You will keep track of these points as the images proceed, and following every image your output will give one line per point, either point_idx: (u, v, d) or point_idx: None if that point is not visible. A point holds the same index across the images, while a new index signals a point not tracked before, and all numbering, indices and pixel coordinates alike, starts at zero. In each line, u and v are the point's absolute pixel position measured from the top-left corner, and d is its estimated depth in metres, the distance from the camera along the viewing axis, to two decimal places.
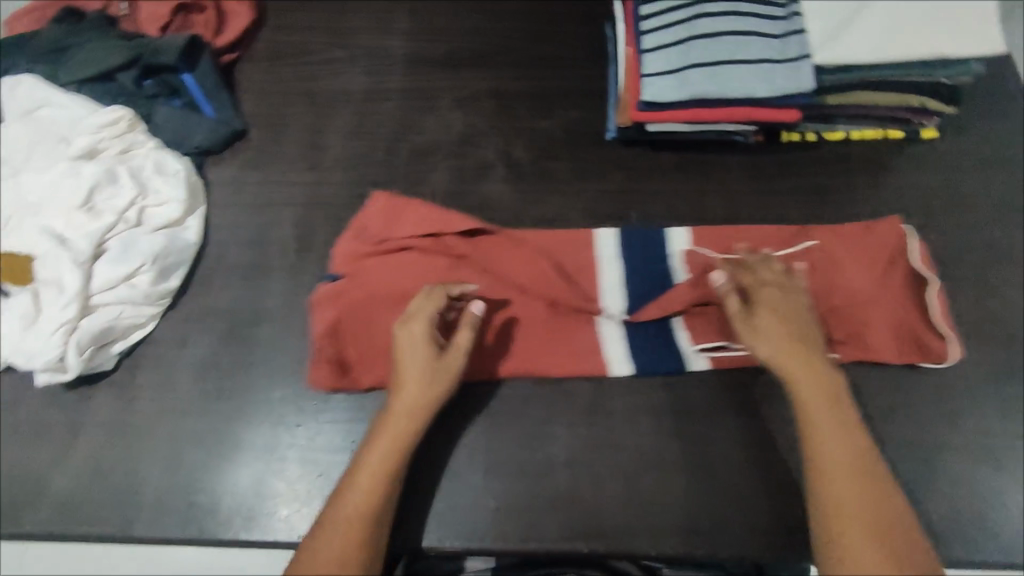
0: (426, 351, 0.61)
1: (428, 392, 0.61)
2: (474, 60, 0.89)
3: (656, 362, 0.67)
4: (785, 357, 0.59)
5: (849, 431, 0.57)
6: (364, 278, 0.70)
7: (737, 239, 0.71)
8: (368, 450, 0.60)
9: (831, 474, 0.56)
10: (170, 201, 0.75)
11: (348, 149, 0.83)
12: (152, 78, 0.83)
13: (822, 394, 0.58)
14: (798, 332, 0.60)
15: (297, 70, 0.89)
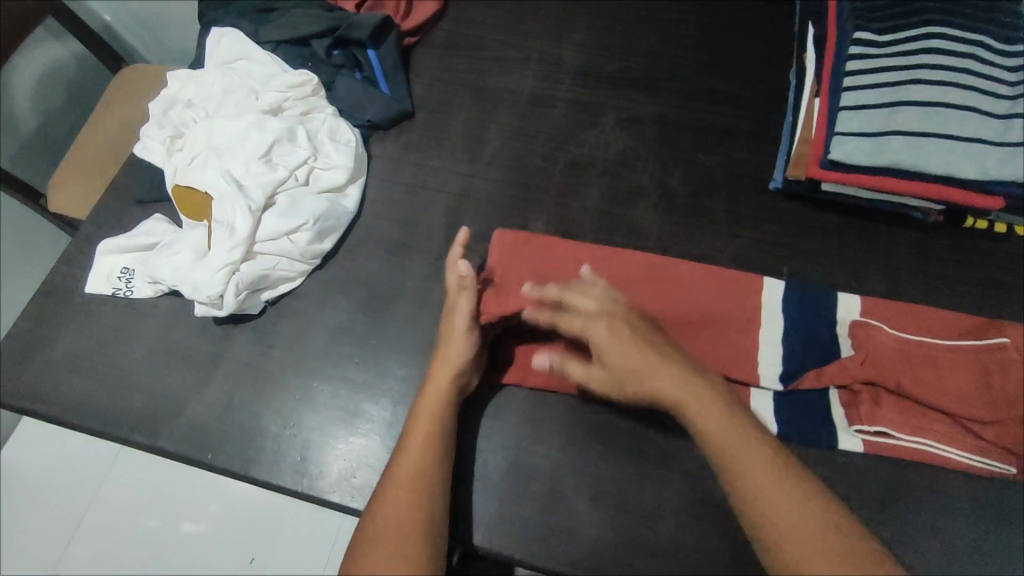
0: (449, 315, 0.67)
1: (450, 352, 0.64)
2: (645, 82, 0.88)
3: (799, 428, 0.65)
4: (653, 377, 0.57)
5: (752, 438, 0.53)
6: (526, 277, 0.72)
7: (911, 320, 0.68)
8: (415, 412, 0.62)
9: (755, 490, 0.51)
10: (337, 167, 0.79)
11: (506, 148, 0.84)
12: (341, 50, 0.88)
13: (709, 404, 0.55)
14: (650, 350, 0.58)
15: (470, 63, 0.91)
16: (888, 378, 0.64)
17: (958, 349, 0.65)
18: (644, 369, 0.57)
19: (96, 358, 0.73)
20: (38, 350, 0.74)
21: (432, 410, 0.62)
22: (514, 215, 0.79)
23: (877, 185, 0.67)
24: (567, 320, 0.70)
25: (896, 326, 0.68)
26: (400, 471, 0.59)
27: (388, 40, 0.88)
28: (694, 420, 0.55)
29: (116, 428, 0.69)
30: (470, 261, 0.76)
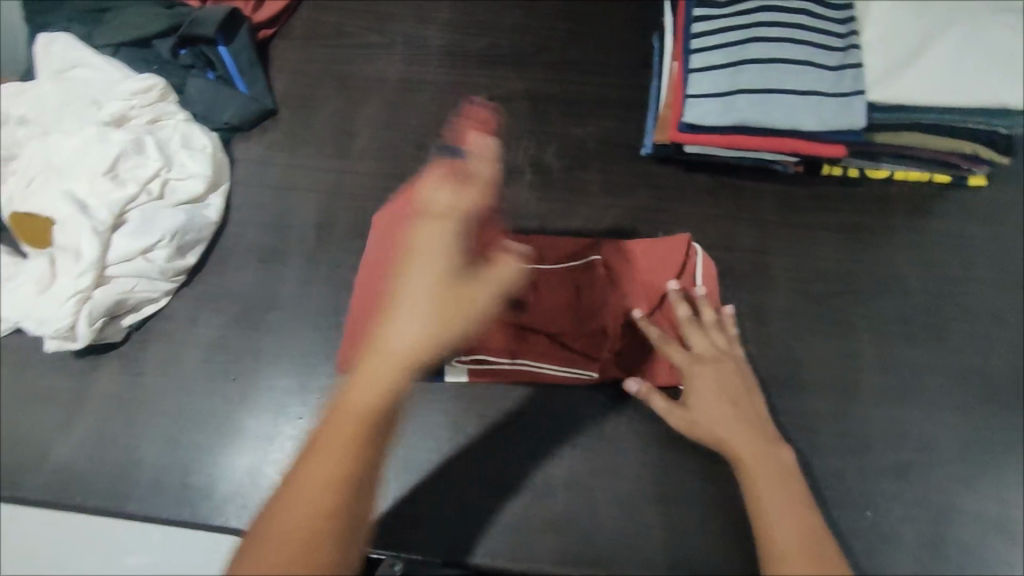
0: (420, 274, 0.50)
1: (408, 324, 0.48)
2: (512, 58, 0.87)
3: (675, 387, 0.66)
4: (724, 423, 0.56)
5: (805, 505, 0.49)
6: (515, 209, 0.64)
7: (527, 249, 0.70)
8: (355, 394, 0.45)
9: (776, 524, 0.48)
10: (195, 176, 0.75)
11: (375, 139, 0.81)
12: (188, 48, 0.82)
13: (772, 466, 0.52)
14: (732, 401, 0.58)
15: (332, 52, 0.87)
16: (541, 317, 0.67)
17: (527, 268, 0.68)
18: (719, 414, 0.57)
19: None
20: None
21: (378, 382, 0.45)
22: (388, 208, 0.77)
23: (729, 144, 0.68)
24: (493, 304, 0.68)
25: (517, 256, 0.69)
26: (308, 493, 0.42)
27: (240, 35, 0.83)
28: (751, 474, 0.52)
29: None
30: (345, 261, 0.74)
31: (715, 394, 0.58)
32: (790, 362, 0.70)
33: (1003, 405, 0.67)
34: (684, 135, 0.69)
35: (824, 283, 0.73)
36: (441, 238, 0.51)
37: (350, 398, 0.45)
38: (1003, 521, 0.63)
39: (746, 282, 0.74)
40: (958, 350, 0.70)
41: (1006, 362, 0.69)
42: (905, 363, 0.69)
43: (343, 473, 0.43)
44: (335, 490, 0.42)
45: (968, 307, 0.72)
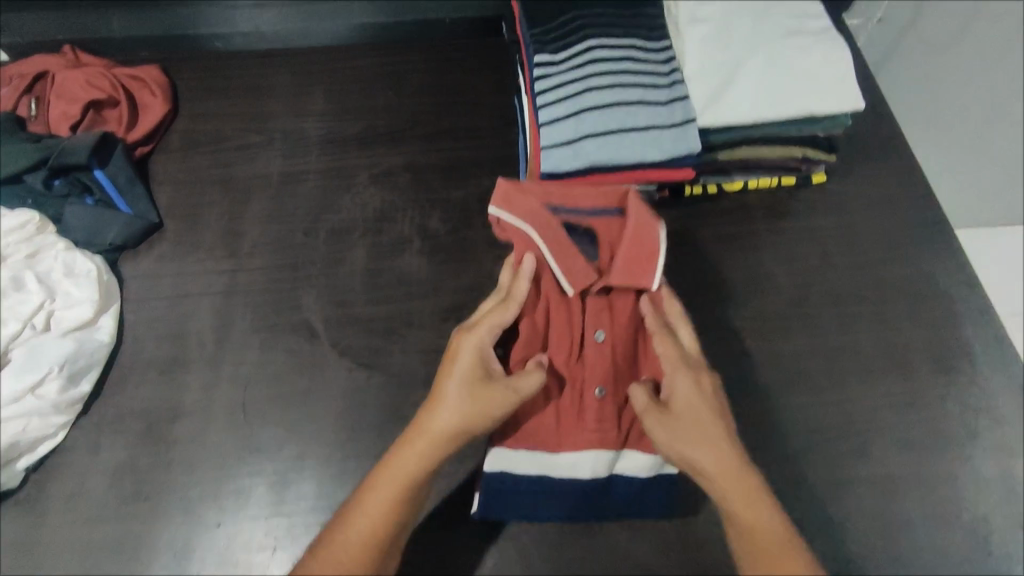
0: (477, 362, 0.63)
1: (444, 414, 0.61)
2: (389, 136, 0.92)
3: (642, 502, 0.68)
4: (697, 448, 0.60)
5: (768, 511, 0.58)
6: (619, 318, 0.70)
7: (601, 342, 0.68)
8: (377, 481, 0.60)
9: (762, 550, 0.57)
10: (81, 303, 0.74)
11: (265, 233, 0.83)
12: (62, 177, 0.83)
13: (732, 483, 0.59)
14: (693, 413, 0.62)
15: (213, 158, 0.90)
16: (571, 404, 0.68)
17: (597, 349, 0.68)
18: (692, 425, 0.61)
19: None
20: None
21: (412, 457, 0.60)
22: (286, 297, 0.78)
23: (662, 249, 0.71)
24: (552, 323, 0.69)
25: (590, 334, 0.69)
26: (338, 548, 0.57)
27: (114, 157, 0.85)
28: (712, 487, 0.60)
29: None
30: (248, 357, 0.74)
31: (694, 409, 0.62)
32: None
33: (876, 375, 0.73)
34: (626, 241, 0.69)
35: (704, 293, 0.79)
36: (467, 354, 0.63)
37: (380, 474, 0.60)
38: (895, 482, 0.68)
39: None
40: (833, 332, 0.76)
41: (871, 334, 0.75)
42: (791, 353, 0.74)
43: (381, 539, 0.58)
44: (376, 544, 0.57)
45: (833, 292, 0.78)
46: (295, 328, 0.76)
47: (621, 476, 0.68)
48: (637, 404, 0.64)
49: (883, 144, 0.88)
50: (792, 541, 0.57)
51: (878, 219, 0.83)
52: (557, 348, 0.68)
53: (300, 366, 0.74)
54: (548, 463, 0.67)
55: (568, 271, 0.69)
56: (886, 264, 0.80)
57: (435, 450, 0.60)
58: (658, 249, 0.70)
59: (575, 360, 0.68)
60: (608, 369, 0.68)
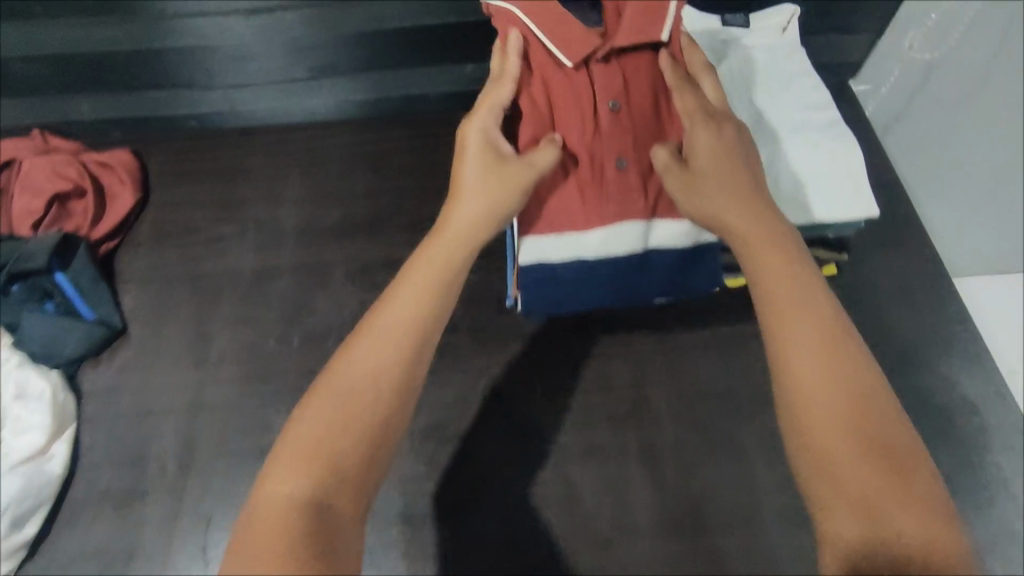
0: (487, 148, 0.59)
1: (469, 208, 0.59)
2: (369, 226, 0.86)
3: (679, 270, 0.68)
4: (772, 264, 0.54)
5: (829, 317, 0.51)
6: (634, 85, 0.60)
7: (608, 100, 0.60)
8: (361, 345, 0.52)
9: (803, 368, 0.50)
10: (31, 429, 0.69)
11: (235, 340, 0.78)
12: (22, 282, 0.78)
13: (804, 296, 0.52)
14: (734, 196, 0.58)
15: (183, 251, 0.85)
16: (586, 182, 0.61)
17: (605, 108, 0.60)
18: (773, 266, 0.54)
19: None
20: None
21: (424, 278, 0.56)
22: (255, 414, 0.73)
23: (674, 29, 0.61)
24: (559, 108, 0.60)
25: (595, 89, 0.60)
26: (309, 436, 0.48)
27: (77, 258, 0.80)
28: (759, 267, 0.55)
29: None
30: (213, 486, 0.69)
31: (738, 219, 0.57)
32: (687, 503, 0.68)
33: None
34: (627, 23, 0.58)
35: (708, 406, 0.72)
36: (473, 162, 0.59)
37: (360, 354, 0.52)
38: None
39: (630, 421, 0.72)
40: None
41: None
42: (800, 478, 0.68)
43: (369, 414, 0.50)
44: (363, 443, 0.49)
45: None
46: (265, 451, 0.71)
47: (659, 250, 0.65)
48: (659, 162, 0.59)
49: (896, 232, 0.82)
50: (860, 371, 0.49)
51: (893, 319, 0.77)
52: (560, 130, 0.61)
53: None
54: (573, 243, 0.63)
55: (562, 39, 0.58)
56: (902, 371, 0.74)
57: (433, 275, 0.56)
58: (670, 10, 0.59)
59: (591, 135, 0.60)
60: (621, 129, 0.60)
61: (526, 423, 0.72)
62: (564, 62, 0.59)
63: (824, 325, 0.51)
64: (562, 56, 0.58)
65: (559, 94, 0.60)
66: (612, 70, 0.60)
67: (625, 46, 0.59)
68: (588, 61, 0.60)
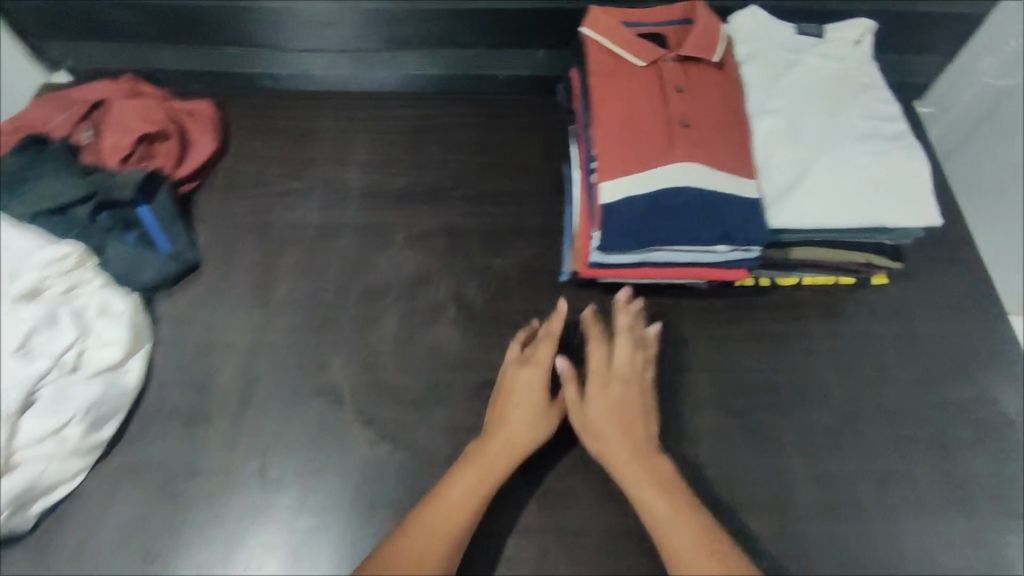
0: (546, 354, 0.71)
1: (525, 378, 0.70)
2: (431, 195, 0.90)
3: (748, 223, 0.68)
4: (625, 455, 0.65)
5: (688, 504, 0.63)
6: (698, 87, 0.75)
7: (675, 86, 0.74)
8: (447, 487, 0.64)
9: (676, 544, 0.60)
10: (112, 344, 0.74)
11: (295, 290, 0.81)
12: (108, 212, 0.83)
13: (658, 497, 0.63)
14: (625, 421, 0.67)
15: (253, 201, 0.89)
16: (657, 129, 0.71)
17: (674, 95, 0.73)
18: (620, 448, 0.65)
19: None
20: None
21: (491, 459, 0.66)
22: (310, 361, 0.76)
23: (724, 51, 0.79)
24: (632, 86, 0.74)
25: (662, 81, 0.74)
26: (411, 548, 0.60)
27: (160, 194, 0.85)
28: (625, 477, 0.64)
29: None
30: (271, 418, 0.73)
31: (615, 412, 0.67)
32: (723, 485, 0.70)
33: (928, 505, 0.69)
34: (699, 29, 0.77)
35: (751, 396, 0.75)
36: (537, 375, 0.70)
37: (449, 493, 0.63)
38: None
39: (674, 401, 0.74)
40: (883, 457, 0.71)
41: (929, 460, 0.71)
42: (837, 478, 0.70)
43: (459, 533, 0.62)
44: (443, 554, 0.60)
45: (887, 410, 0.74)
46: (321, 393, 0.74)
47: (725, 197, 0.69)
48: (568, 398, 0.69)
49: (948, 249, 0.84)
50: (710, 531, 0.61)
51: (943, 332, 0.78)
52: (633, 97, 0.73)
53: (323, 434, 0.72)
54: (647, 179, 0.69)
55: (638, 51, 0.76)
56: (949, 381, 0.75)
57: (511, 448, 0.66)
58: (721, 41, 0.78)
59: (659, 103, 0.73)
60: (691, 108, 0.73)
61: None
62: (638, 62, 0.76)
63: (699, 532, 0.61)
64: (632, 57, 0.76)
65: (627, 80, 0.75)
66: (681, 70, 0.76)
67: (690, 55, 0.76)
68: (656, 64, 0.76)
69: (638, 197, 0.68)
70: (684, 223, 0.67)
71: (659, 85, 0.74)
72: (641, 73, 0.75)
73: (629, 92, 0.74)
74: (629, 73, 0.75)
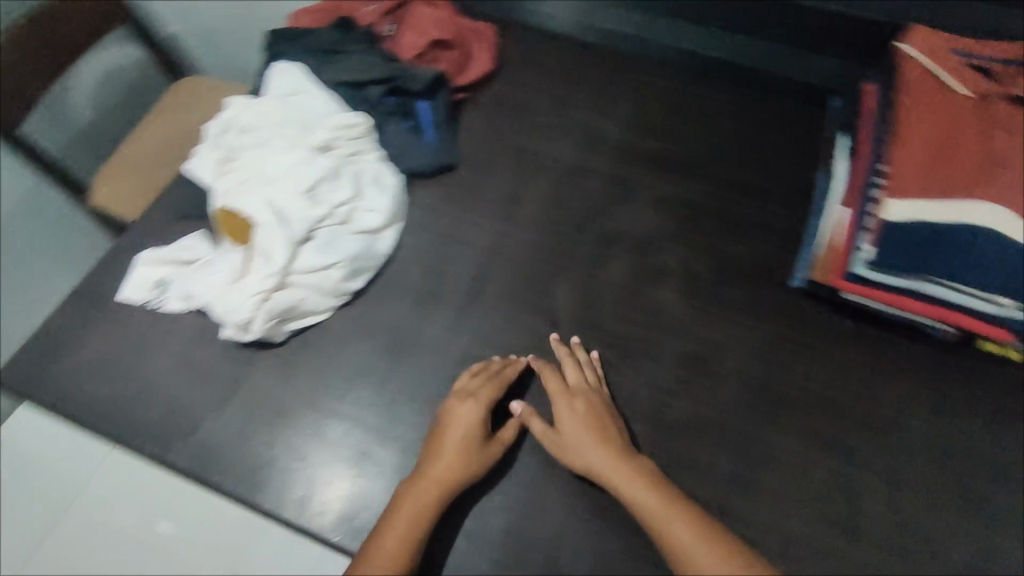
0: (479, 425, 0.69)
1: (467, 424, 0.68)
2: (676, 168, 0.92)
3: None
4: (593, 452, 0.67)
5: (675, 498, 0.64)
6: None
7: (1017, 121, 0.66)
8: (387, 525, 0.63)
9: (680, 540, 0.61)
10: (378, 211, 0.83)
11: (539, 214, 0.87)
12: (396, 98, 0.92)
13: (635, 482, 0.65)
14: (598, 429, 0.68)
15: (515, 124, 0.96)
16: (972, 160, 0.66)
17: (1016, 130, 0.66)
18: (586, 438, 0.68)
19: (115, 379, 0.75)
20: (61, 363, 0.76)
21: (430, 493, 0.65)
22: (539, 281, 0.81)
23: None
24: (956, 110, 0.70)
25: (1000, 113, 0.68)
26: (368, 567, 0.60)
27: (440, 95, 0.93)
28: (607, 477, 0.66)
29: (132, 436, 0.72)
30: (494, 318, 0.79)
31: (587, 429, 0.69)
32: (915, 537, 0.67)
33: None
34: None
35: (968, 462, 0.70)
36: (474, 419, 0.69)
37: (387, 531, 0.63)
38: None
39: (882, 438, 0.72)
40: None
41: None
42: None
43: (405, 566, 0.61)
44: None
45: None
46: (542, 312, 0.79)
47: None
48: (540, 430, 0.70)
49: None
50: (708, 528, 0.62)
51: None
52: (953, 121, 0.69)
53: (536, 348, 0.77)
54: (941, 207, 0.66)
55: (967, 82, 0.72)
56: None
57: (450, 471, 0.66)
58: None
59: (985, 133, 0.67)
60: None
61: (773, 393, 0.75)
62: (965, 91, 0.72)
63: (707, 535, 0.61)
64: (963, 86, 0.72)
65: (954, 104, 0.70)
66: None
67: None
68: (988, 97, 0.71)
69: (922, 223, 0.66)
70: (974, 261, 0.64)
71: (994, 117, 0.68)
72: (972, 102, 0.71)
73: (953, 116, 0.69)
74: (956, 99, 0.71)
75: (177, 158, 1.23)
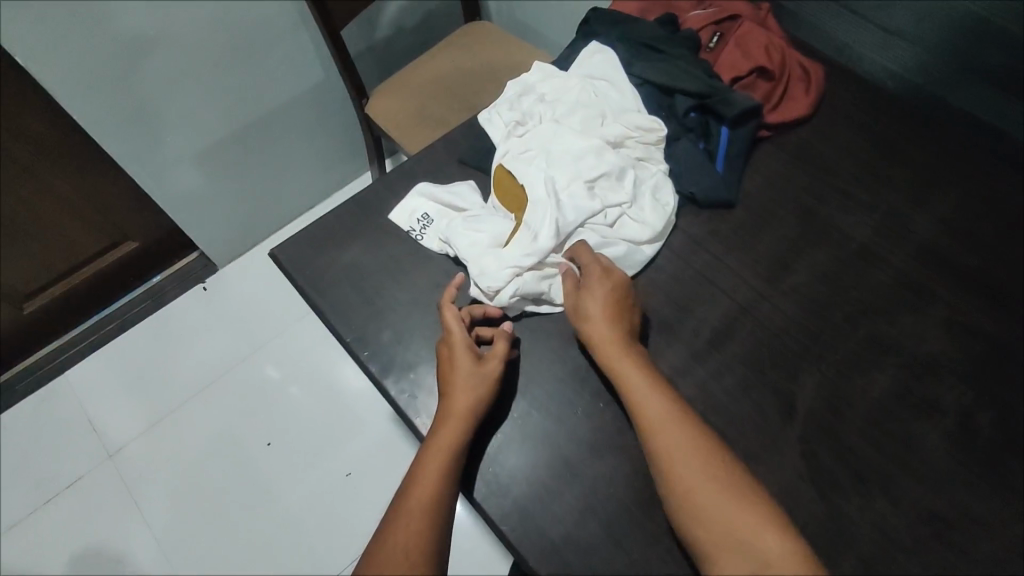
0: (467, 359, 0.70)
1: (466, 370, 0.69)
2: (993, 294, 0.77)
3: None
4: (602, 326, 0.69)
5: (681, 420, 0.63)
6: None
7: None
8: (425, 458, 0.65)
9: (693, 485, 0.60)
10: (645, 224, 0.80)
11: (807, 287, 0.79)
12: (699, 115, 0.88)
13: (654, 397, 0.65)
14: (617, 304, 0.71)
15: (812, 181, 0.87)
16: None
17: None
18: (605, 310, 0.70)
19: (366, 290, 0.81)
20: (324, 256, 0.83)
21: (457, 428, 0.66)
22: (786, 360, 0.74)
23: None
24: None
25: None
26: (413, 498, 0.62)
27: (745, 127, 0.87)
28: (607, 352, 0.68)
29: (360, 342, 0.77)
30: (725, 379, 0.73)
31: (610, 304, 0.71)
32: None
33: None
34: None
35: None
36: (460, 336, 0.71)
37: (422, 466, 0.64)
38: None
39: None
40: None
41: None
42: None
43: (436, 492, 0.63)
44: (430, 503, 0.62)
45: None
46: (780, 393, 0.72)
47: None
48: (567, 296, 0.73)
49: None
50: (697, 446, 0.62)
51: None
52: None
53: (762, 429, 0.70)
54: None
55: None
56: None
57: (458, 421, 0.66)
58: None
59: None
60: None
61: None
62: None
63: (676, 440, 0.62)
64: None
65: None
66: None
67: None
68: None
69: None
70: None
71: None
72: None
73: None
74: None
75: (455, 100, 1.28)
